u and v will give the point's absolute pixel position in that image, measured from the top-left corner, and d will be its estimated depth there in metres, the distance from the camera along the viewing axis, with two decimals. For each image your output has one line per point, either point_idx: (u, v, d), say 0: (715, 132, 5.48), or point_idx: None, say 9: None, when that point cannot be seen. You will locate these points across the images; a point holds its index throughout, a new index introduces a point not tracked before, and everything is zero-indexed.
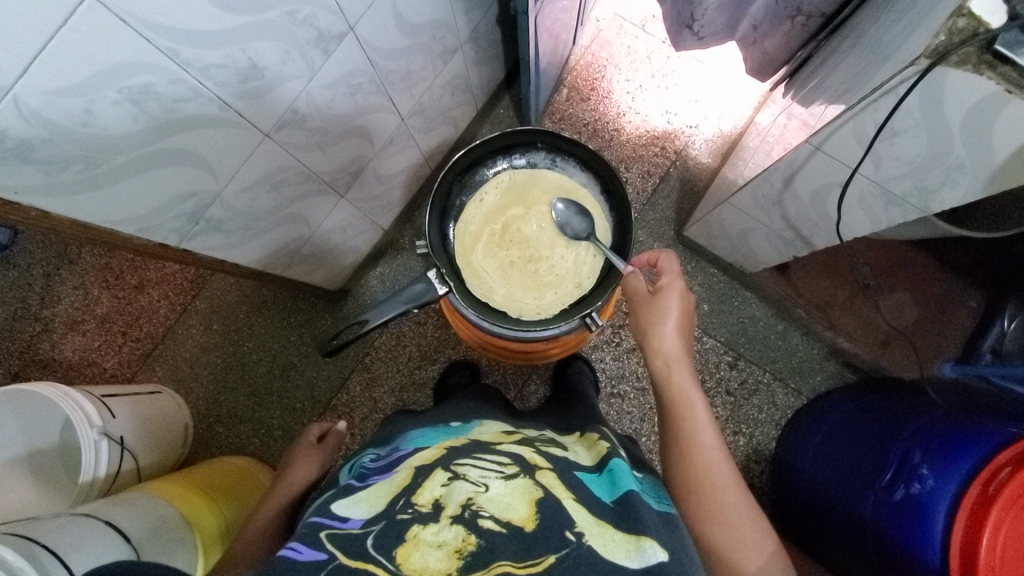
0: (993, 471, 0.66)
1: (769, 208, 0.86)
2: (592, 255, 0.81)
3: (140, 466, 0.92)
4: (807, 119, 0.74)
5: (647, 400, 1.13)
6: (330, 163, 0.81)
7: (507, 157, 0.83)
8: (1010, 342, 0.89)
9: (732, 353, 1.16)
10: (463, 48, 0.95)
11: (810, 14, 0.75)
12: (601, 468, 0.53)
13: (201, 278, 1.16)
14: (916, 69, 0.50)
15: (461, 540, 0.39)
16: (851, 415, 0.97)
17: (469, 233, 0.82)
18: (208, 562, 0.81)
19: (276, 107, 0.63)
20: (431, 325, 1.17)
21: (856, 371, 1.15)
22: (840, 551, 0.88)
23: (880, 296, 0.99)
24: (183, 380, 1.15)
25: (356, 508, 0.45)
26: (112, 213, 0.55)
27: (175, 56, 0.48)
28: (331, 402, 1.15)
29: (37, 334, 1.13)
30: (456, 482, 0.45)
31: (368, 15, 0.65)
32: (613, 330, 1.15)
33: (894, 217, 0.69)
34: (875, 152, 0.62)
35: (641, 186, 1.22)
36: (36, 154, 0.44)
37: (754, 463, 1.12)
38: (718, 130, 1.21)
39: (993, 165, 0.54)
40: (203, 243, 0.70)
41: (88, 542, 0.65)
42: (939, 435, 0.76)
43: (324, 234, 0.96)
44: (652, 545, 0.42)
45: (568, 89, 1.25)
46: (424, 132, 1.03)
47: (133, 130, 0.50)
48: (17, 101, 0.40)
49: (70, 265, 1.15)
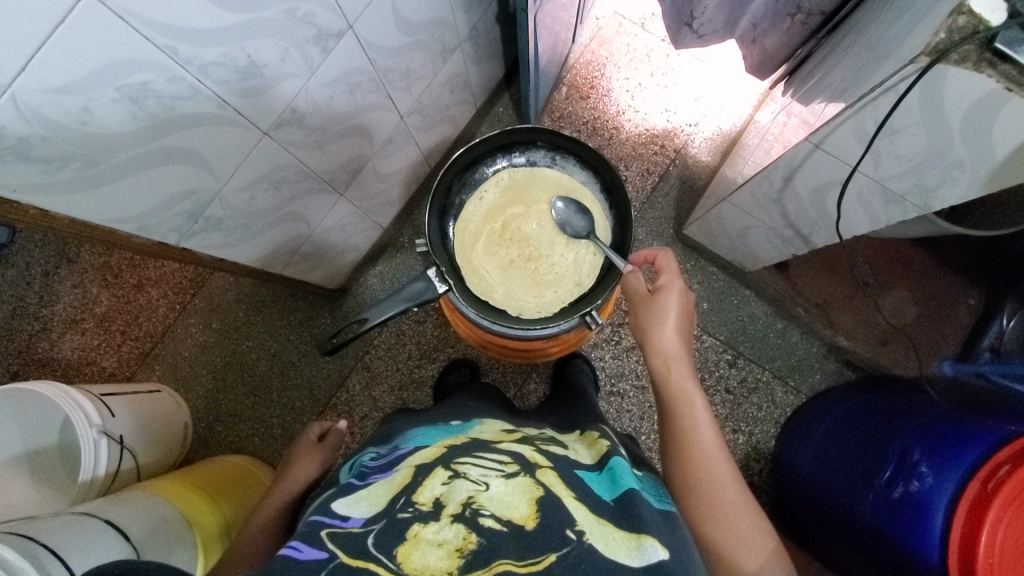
0: (992, 469, 0.66)
1: (769, 207, 0.86)
2: (592, 254, 0.81)
3: (140, 465, 0.92)
4: (807, 117, 0.73)
5: (647, 398, 1.13)
6: (330, 162, 0.81)
7: (507, 156, 0.83)
8: (1009, 342, 0.90)
9: (731, 352, 1.17)
10: (462, 46, 0.95)
11: (809, 12, 0.75)
12: (601, 466, 0.53)
13: (201, 276, 1.16)
14: (916, 67, 0.50)
15: (462, 539, 0.39)
16: (851, 413, 0.97)
17: (469, 231, 0.82)
18: (207, 562, 0.81)
19: (275, 105, 0.62)
20: (431, 323, 1.17)
21: (856, 370, 1.15)
22: (839, 549, 0.88)
23: (880, 296, 1.00)
24: (183, 378, 1.14)
25: (357, 507, 0.45)
26: (110, 211, 0.55)
27: (174, 54, 0.48)
28: (330, 401, 1.15)
29: (36, 333, 1.13)
30: (457, 481, 0.45)
31: (368, 14, 0.65)
32: (613, 328, 1.15)
33: (893, 215, 0.69)
34: (874, 150, 0.62)
35: (640, 184, 1.22)
36: (33, 153, 0.44)
37: (754, 461, 1.13)
38: (718, 129, 1.21)
39: (993, 163, 0.54)
40: (203, 242, 0.70)
41: (88, 541, 0.65)
42: (938, 433, 0.76)
43: (323, 232, 0.96)
44: (652, 544, 0.42)
45: (568, 87, 1.25)
46: (423, 130, 1.03)
47: (132, 129, 0.50)
48: (14, 100, 0.40)
49: (69, 263, 1.15)
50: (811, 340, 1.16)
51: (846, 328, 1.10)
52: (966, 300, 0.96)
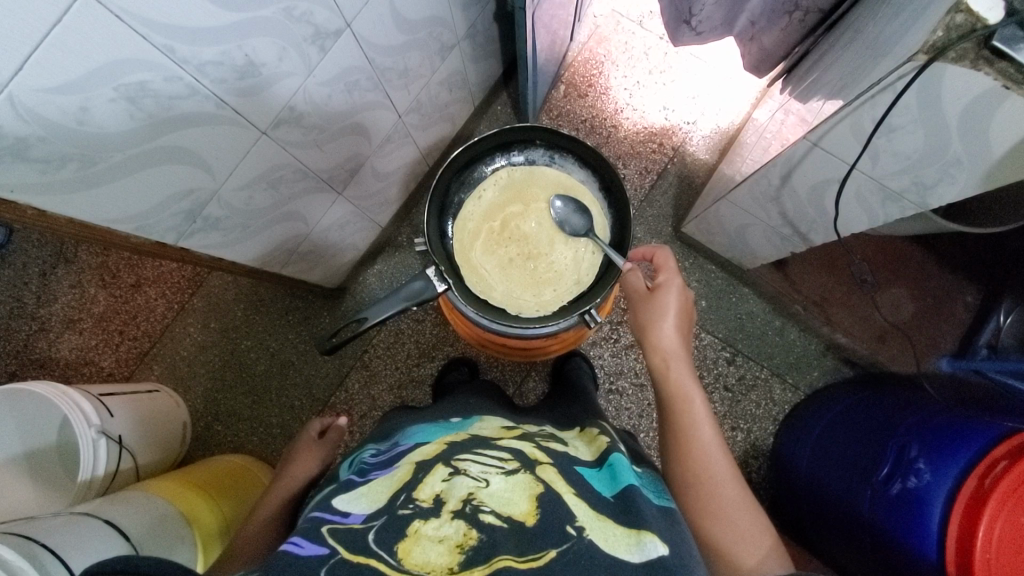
0: (989, 464, 0.66)
1: (766, 204, 0.86)
2: (592, 251, 0.81)
3: (139, 464, 0.92)
4: (805, 115, 0.73)
5: (646, 395, 1.13)
6: (329, 160, 0.81)
7: (506, 154, 0.83)
8: (1005, 337, 0.90)
9: (730, 350, 1.17)
10: (461, 44, 0.95)
11: (807, 10, 0.75)
12: (601, 463, 0.53)
13: (199, 276, 1.16)
14: (914, 65, 0.50)
15: (462, 535, 0.40)
16: (850, 409, 0.98)
17: (468, 230, 0.82)
18: (207, 560, 0.82)
19: (272, 104, 0.62)
20: (429, 322, 1.17)
21: (855, 367, 1.14)
22: (836, 545, 0.89)
23: (877, 292, 1.01)
24: (181, 378, 1.14)
25: (357, 503, 0.46)
26: (107, 210, 0.55)
27: (172, 53, 0.47)
28: (329, 400, 1.15)
29: (33, 334, 1.13)
30: (457, 477, 0.45)
31: (366, 12, 0.65)
32: (611, 326, 1.16)
33: (891, 213, 0.69)
34: (872, 148, 0.62)
35: (639, 182, 1.22)
36: (31, 152, 0.44)
37: (751, 459, 1.13)
38: (716, 126, 1.21)
39: (992, 158, 0.54)
40: (202, 241, 0.70)
41: (88, 541, 0.65)
42: (937, 429, 0.76)
43: (322, 231, 0.96)
44: (652, 540, 0.42)
45: (566, 85, 1.25)
46: (422, 129, 1.03)
47: (130, 128, 0.50)
48: (12, 99, 0.39)
49: (66, 263, 1.15)
50: (810, 337, 1.16)
51: (844, 325, 1.11)
52: (964, 297, 0.98)
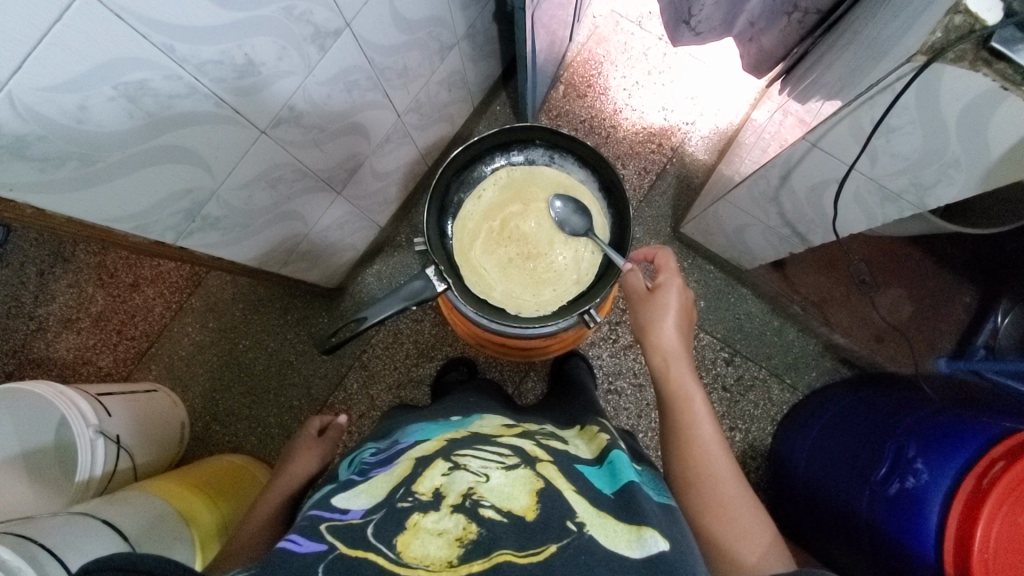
0: (987, 465, 0.66)
1: (765, 205, 0.87)
2: (591, 251, 0.81)
3: (137, 463, 0.92)
4: (804, 115, 0.74)
5: (644, 395, 1.13)
6: (329, 160, 0.81)
7: (505, 154, 0.83)
8: (1004, 338, 0.94)
9: (728, 350, 1.17)
10: (460, 44, 0.95)
11: (806, 11, 0.75)
12: (601, 460, 0.53)
13: (197, 276, 1.16)
14: (912, 66, 0.51)
15: (462, 528, 0.39)
16: (848, 408, 0.98)
17: (468, 229, 0.82)
18: (205, 559, 0.81)
19: (272, 104, 0.62)
20: (428, 322, 1.17)
21: (851, 368, 1.14)
22: (834, 545, 0.89)
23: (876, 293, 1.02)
24: (179, 377, 1.14)
25: (356, 499, 0.46)
26: (106, 209, 0.55)
27: (172, 52, 0.47)
28: (328, 400, 1.15)
29: (31, 333, 1.12)
30: (457, 472, 0.45)
31: (365, 12, 0.65)
32: (610, 326, 1.16)
33: (889, 213, 0.69)
34: (871, 148, 0.62)
35: (638, 182, 1.22)
36: (31, 150, 0.44)
37: (749, 458, 1.13)
38: (714, 127, 1.22)
39: (989, 160, 0.54)
40: (201, 240, 0.69)
41: (87, 542, 0.65)
42: (935, 429, 0.77)
43: (321, 231, 0.96)
44: (653, 535, 0.42)
45: (564, 85, 1.25)
46: (421, 129, 1.03)
47: (129, 127, 0.49)
48: (11, 97, 0.39)
49: (64, 263, 1.14)
50: (808, 337, 1.16)
51: (842, 325, 1.10)
52: (962, 298, 1.01)
